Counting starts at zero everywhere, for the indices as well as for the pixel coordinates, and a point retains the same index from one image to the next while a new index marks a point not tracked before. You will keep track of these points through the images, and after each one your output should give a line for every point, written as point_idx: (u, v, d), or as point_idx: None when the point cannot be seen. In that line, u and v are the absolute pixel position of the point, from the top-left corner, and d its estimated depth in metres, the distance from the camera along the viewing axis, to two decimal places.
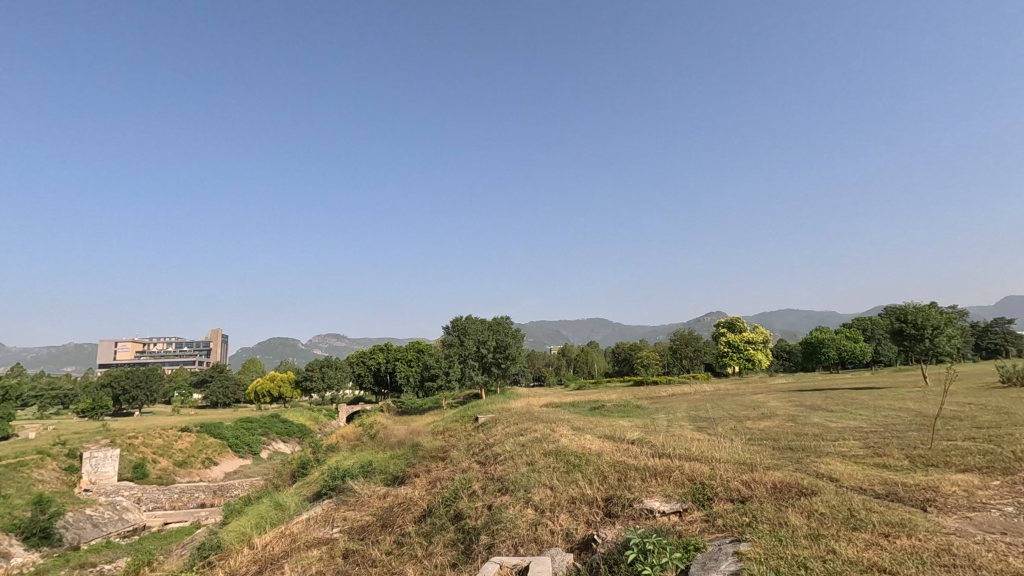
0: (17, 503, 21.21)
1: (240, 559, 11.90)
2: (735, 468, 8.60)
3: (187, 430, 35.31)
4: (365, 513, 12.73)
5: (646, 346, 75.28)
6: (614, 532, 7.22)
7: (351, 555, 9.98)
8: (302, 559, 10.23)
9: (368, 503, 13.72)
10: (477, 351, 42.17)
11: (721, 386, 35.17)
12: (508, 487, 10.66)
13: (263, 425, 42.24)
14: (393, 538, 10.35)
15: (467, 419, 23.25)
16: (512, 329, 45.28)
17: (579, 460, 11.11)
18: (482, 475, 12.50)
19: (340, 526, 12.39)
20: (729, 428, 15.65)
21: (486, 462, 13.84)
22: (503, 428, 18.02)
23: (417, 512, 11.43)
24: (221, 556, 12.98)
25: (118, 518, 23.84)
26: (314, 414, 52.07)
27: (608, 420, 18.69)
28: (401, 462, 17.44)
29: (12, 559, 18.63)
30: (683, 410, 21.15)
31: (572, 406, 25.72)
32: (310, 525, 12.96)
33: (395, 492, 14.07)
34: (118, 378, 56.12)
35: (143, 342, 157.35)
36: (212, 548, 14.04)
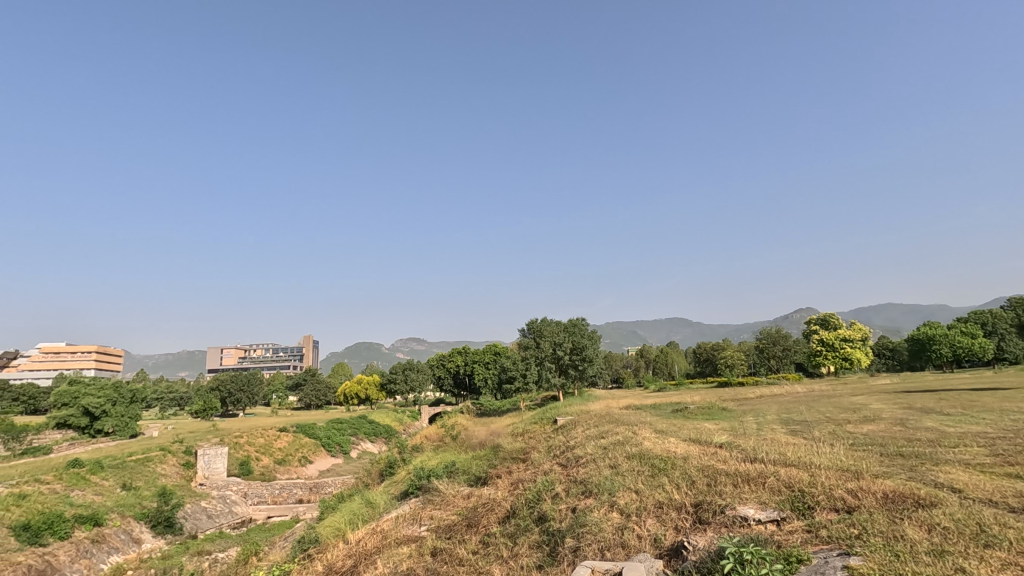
0: (145, 494, 23.66)
1: (336, 553, 12.58)
2: (838, 476, 8.05)
3: (285, 430, 37.86)
4: (451, 513, 13.09)
5: (730, 345, 72.11)
6: (706, 539, 6.97)
7: (439, 553, 10.27)
8: (393, 555, 10.68)
9: (453, 502, 14.07)
10: (553, 353, 42.07)
11: (816, 388, 32.81)
12: (591, 490, 10.60)
13: (352, 426, 44.57)
14: (479, 538, 10.57)
15: (546, 421, 23.33)
16: (588, 330, 44.84)
17: (665, 464, 10.80)
18: (564, 477, 12.50)
19: (428, 524, 12.83)
20: (827, 431, 14.62)
21: (569, 464, 13.82)
22: (583, 430, 17.87)
23: (501, 512, 11.61)
24: (320, 549, 13.81)
25: (228, 511, 26.02)
26: (398, 416, 54.22)
27: (693, 422, 18.05)
28: (483, 463, 17.76)
29: (143, 545, 20.82)
30: (773, 412, 20.05)
31: (653, 407, 25.14)
32: (399, 523, 13.47)
33: (478, 492, 14.39)
34: (224, 382, 60.99)
35: (245, 349, 170.55)
36: (311, 542, 14.94)
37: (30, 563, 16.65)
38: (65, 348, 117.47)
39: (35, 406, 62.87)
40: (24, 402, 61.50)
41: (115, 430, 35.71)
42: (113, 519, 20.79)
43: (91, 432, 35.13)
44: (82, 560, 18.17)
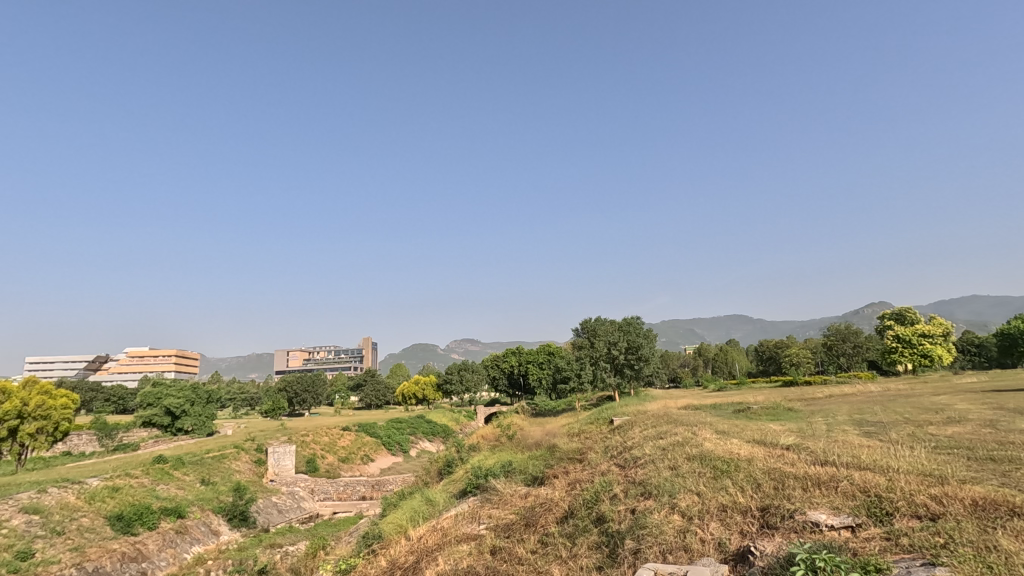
0: (222, 489, 25.16)
1: (398, 549, 12.94)
2: (919, 480, 7.54)
3: (347, 429, 39.26)
4: (509, 512, 13.19)
5: (795, 343, 68.97)
6: (775, 545, 6.71)
7: (498, 552, 10.36)
8: (454, 552, 10.88)
9: (510, 502, 14.15)
10: (608, 352, 41.56)
11: (892, 387, 30.77)
12: (651, 491, 10.42)
13: (411, 425, 45.70)
14: (537, 537, 10.60)
15: (603, 421, 23.10)
16: (643, 329, 44.03)
17: (728, 466, 10.46)
18: (622, 478, 12.32)
19: (487, 522, 12.99)
20: (905, 433, 13.73)
21: (627, 464, 13.61)
22: (640, 430, 17.56)
23: (559, 512, 11.60)
24: (383, 545, 14.22)
25: (297, 506, 27.28)
26: (455, 416, 55.11)
27: (756, 423, 17.38)
28: (540, 463, 17.75)
29: (221, 537, 22.15)
30: (845, 412, 19.00)
31: (714, 407, 24.39)
32: (459, 521, 13.72)
33: (536, 492, 14.42)
34: (290, 383, 63.86)
35: (309, 350, 178.56)
36: (375, 537, 15.41)
37: (123, 550, 18.06)
38: (149, 352, 126.44)
39: (123, 406, 67.96)
40: (114, 402, 66.69)
41: (194, 428, 38.13)
42: (194, 512, 22.24)
43: (173, 430, 37.67)
44: (168, 549, 19.52)
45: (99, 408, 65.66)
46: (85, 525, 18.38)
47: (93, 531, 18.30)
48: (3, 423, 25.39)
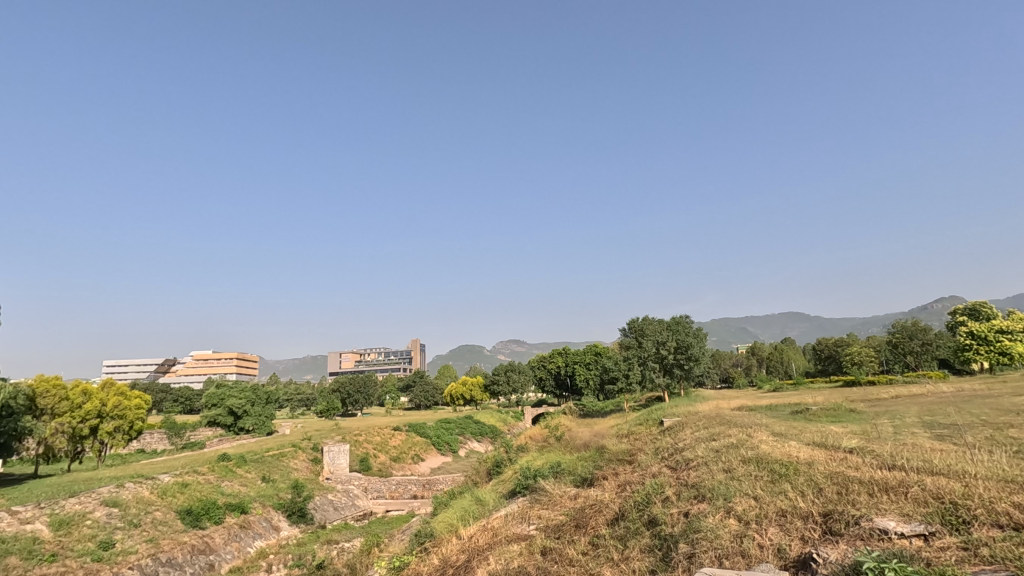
0: (282, 486, 26.22)
1: (450, 548, 13.13)
2: (999, 487, 7.05)
3: (398, 429, 40.16)
4: (559, 513, 13.16)
5: (856, 341, 65.72)
6: (839, 552, 6.42)
7: (549, 552, 10.36)
8: (505, 552, 10.95)
9: (560, 503, 14.10)
10: (657, 352, 40.77)
11: (966, 386, 28.90)
12: (705, 494, 10.17)
13: (459, 426, 46.30)
14: (588, 539, 10.53)
15: (652, 422, 22.69)
16: (693, 328, 42.99)
17: (787, 470, 10.07)
18: (674, 481, 12.05)
19: (537, 523, 13.00)
20: (982, 436, 12.84)
21: (678, 467, 13.32)
22: (692, 432, 17.13)
23: (610, 514, 11.48)
24: (435, 543, 14.47)
25: (351, 504, 28.13)
26: (502, 416, 55.38)
27: (815, 425, 16.67)
28: (588, 465, 17.60)
29: (281, 532, 23.09)
30: (914, 414, 17.90)
31: (770, 409, 23.52)
32: (509, 521, 13.79)
33: (585, 493, 14.32)
34: (343, 384, 65.79)
35: (360, 352, 183.62)
36: (427, 536, 15.67)
37: (192, 543, 19.11)
38: (212, 355, 132.97)
39: (190, 406, 71.77)
40: (182, 402, 70.56)
41: (255, 428, 39.84)
42: (256, 508, 23.31)
43: (235, 429, 39.50)
44: (233, 543, 20.51)
45: (168, 407, 69.74)
46: (158, 518, 19.54)
47: (166, 524, 19.45)
48: (84, 422, 27.28)
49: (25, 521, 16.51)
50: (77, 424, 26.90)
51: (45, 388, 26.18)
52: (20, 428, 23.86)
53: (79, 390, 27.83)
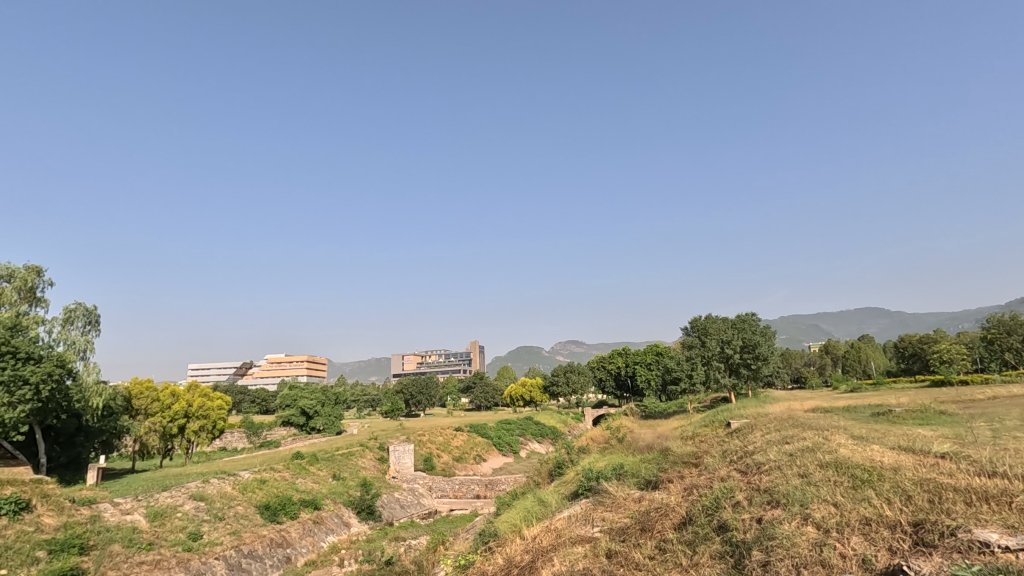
0: (352, 484, 27.26)
1: (514, 548, 13.21)
2: None
3: (460, 430, 40.89)
4: (623, 515, 12.95)
5: (945, 338, 60.96)
6: (933, 565, 5.97)
7: (615, 556, 10.23)
8: (570, 554, 10.89)
9: (624, 505, 13.88)
10: (721, 351, 39.38)
11: None
12: (780, 500, 9.72)
13: (520, 427, 46.57)
14: (655, 543, 10.33)
15: (719, 423, 21.95)
16: (760, 326, 41.25)
17: (870, 475, 9.46)
18: (745, 485, 11.58)
19: (601, 526, 12.84)
20: None
21: (749, 471, 12.77)
22: (762, 434, 16.39)
23: (676, 519, 11.19)
24: (499, 543, 14.58)
25: (417, 502, 28.91)
26: (563, 418, 55.16)
27: (900, 428, 15.58)
28: (652, 467, 17.20)
29: (351, 528, 24.00)
30: (1014, 416, 16.33)
31: (848, 409, 22.20)
32: (572, 522, 13.73)
33: (650, 496, 14.02)
34: (406, 385, 67.67)
35: (422, 355, 188.49)
36: (491, 535, 15.86)
37: (271, 536, 20.20)
38: (284, 358, 139.92)
39: (266, 407, 76.08)
40: (259, 403, 74.91)
41: (325, 428, 41.29)
42: (328, 505, 24.35)
43: (307, 428, 41.33)
44: (308, 538, 21.52)
45: (247, 407, 74.16)
46: (240, 513, 20.78)
47: (247, 517, 20.66)
48: (174, 421, 29.34)
49: (125, 512, 17.99)
50: (166, 423, 28.98)
51: (139, 390, 28.45)
52: (118, 426, 26.54)
53: (168, 391, 29.86)
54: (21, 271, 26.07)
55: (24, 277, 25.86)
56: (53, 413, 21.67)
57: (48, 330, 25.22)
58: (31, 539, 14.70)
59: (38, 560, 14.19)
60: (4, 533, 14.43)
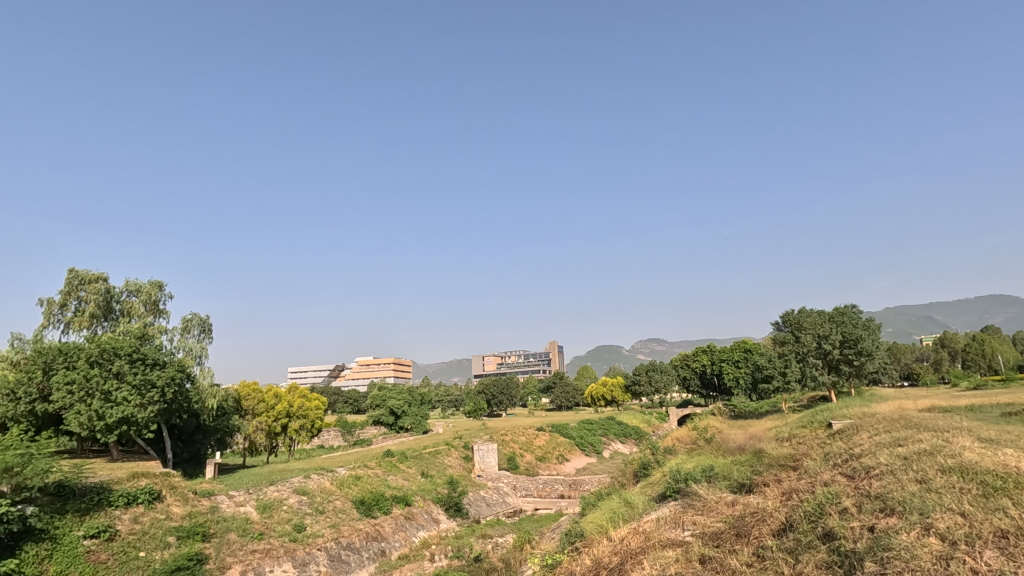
0: (439, 481, 28.12)
1: (601, 549, 13.06)
2: None
3: (542, 430, 41.08)
4: (716, 520, 12.43)
5: None
6: None
7: (709, 561, 9.85)
8: (660, 557, 10.61)
9: (716, 509, 13.32)
10: (818, 347, 36.99)
11: None
12: (895, 507, 8.92)
13: (602, 427, 45.98)
14: (753, 549, 9.82)
15: (818, 423, 20.53)
16: (862, 319, 38.28)
17: (1003, 483, 8.47)
18: (853, 490, 10.73)
19: (692, 529, 12.39)
20: None
21: (856, 475, 11.82)
22: (869, 436, 15.13)
23: (776, 525, 10.58)
24: (586, 544, 14.50)
25: (502, 500, 29.34)
26: (646, 417, 53.88)
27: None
28: (745, 469, 16.36)
29: (440, 524, 24.76)
30: None
31: (973, 409, 20.00)
32: (661, 526, 13.35)
33: (744, 500, 13.36)
34: (488, 386, 68.98)
35: (502, 356, 191.47)
36: (577, 536, 15.79)
37: (367, 530, 21.29)
38: (372, 360, 146.78)
39: (358, 406, 80.35)
40: (352, 403, 79.23)
41: (413, 426, 42.81)
42: (418, 501, 25.28)
43: (396, 427, 43.08)
44: (401, 532, 22.46)
45: (341, 407, 78.68)
46: (339, 506, 22.07)
47: (344, 511, 21.87)
48: (277, 420, 31.64)
49: (239, 504, 19.62)
50: (271, 422, 31.27)
51: (247, 392, 30.99)
52: (231, 425, 29.02)
53: (272, 392, 32.20)
54: (145, 286, 29.15)
55: (149, 291, 28.88)
56: (176, 413, 24.09)
57: (170, 338, 28.06)
58: (163, 525, 16.43)
59: (170, 544, 15.86)
60: (141, 520, 16.21)
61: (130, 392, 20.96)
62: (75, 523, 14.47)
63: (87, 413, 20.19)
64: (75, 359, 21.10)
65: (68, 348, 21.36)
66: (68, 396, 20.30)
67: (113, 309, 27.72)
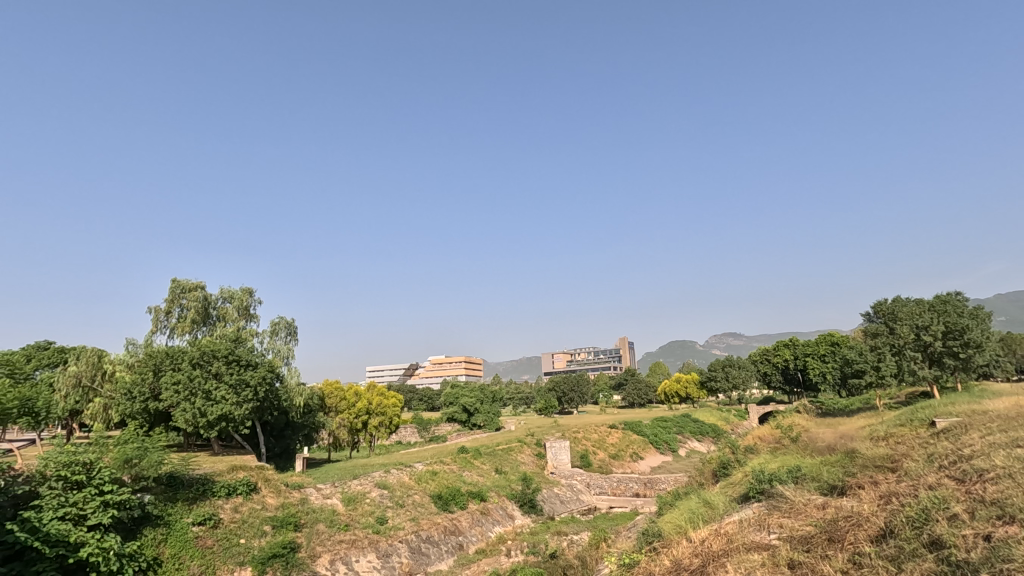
0: (513, 478, 28.44)
1: (682, 550, 12.73)
2: None
3: (614, 428, 40.57)
4: (805, 523, 11.76)
5: None
6: None
7: (799, 566, 9.36)
8: (745, 561, 10.19)
9: (805, 512, 12.60)
10: (917, 339, 34.24)
11: None
12: (1015, 515, 8.07)
13: (677, 424, 44.69)
14: (848, 555, 9.22)
15: (919, 422, 18.95)
16: (968, 308, 34.99)
17: None
18: (964, 495, 9.82)
19: (779, 533, 11.80)
20: None
21: (967, 479, 10.79)
22: (981, 436, 13.77)
23: (873, 530, 9.89)
24: (665, 544, 14.18)
25: (576, 498, 29.21)
26: (724, 415, 51.83)
27: None
28: (836, 470, 15.38)
29: (515, 520, 25.03)
30: None
31: None
32: (745, 528, 12.81)
33: (836, 503, 12.55)
34: (559, 383, 68.95)
35: (572, 354, 190.58)
36: (655, 535, 15.46)
37: (445, 524, 21.89)
38: (445, 359, 150.57)
39: (433, 404, 82.66)
40: (427, 401, 81.57)
41: (485, 423, 43.52)
42: (493, 497, 25.69)
43: (470, 425, 43.97)
44: (477, 527, 22.93)
45: (416, 406, 81.22)
46: (418, 500, 22.84)
47: (423, 505, 22.61)
48: (358, 417, 33.20)
49: (326, 496, 20.76)
50: (352, 419, 32.86)
51: (330, 390, 32.73)
52: (316, 421, 30.74)
53: (352, 390, 33.80)
54: (238, 293, 31.39)
55: (241, 297, 31.09)
56: (268, 410, 25.81)
57: (260, 341, 30.09)
58: (259, 514, 17.67)
59: (266, 533, 17.03)
60: (240, 509, 17.51)
61: (228, 391, 22.68)
62: (185, 511, 15.85)
63: (192, 411, 22.04)
64: (180, 361, 23.08)
65: (174, 351, 23.41)
66: (175, 395, 22.23)
67: (211, 314, 30.08)
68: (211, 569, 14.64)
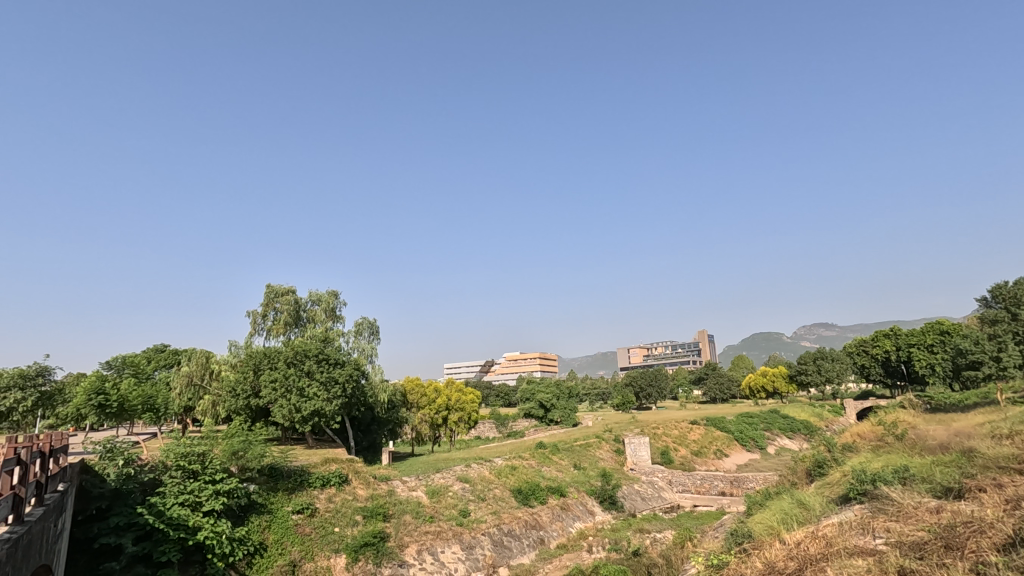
0: (592, 474, 28.24)
1: (775, 552, 12.09)
2: None
3: (696, 424, 39.28)
4: (916, 528, 10.82)
5: None
6: None
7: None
8: (848, 567, 9.55)
9: (916, 516, 11.56)
10: None
11: None
12: None
13: (765, 421, 42.55)
14: (971, 565, 8.37)
15: None
16: None
17: None
18: None
19: (885, 538, 10.94)
20: None
21: None
22: None
23: (1000, 538, 8.92)
24: (756, 545, 13.56)
25: (657, 495, 28.53)
26: (817, 410, 48.74)
27: None
28: (952, 471, 14.03)
29: (595, 516, 24.85)
30: None
31: None
32: (846, 531, 11.98)
33: (952, 507, 11.44)
34: (636, 378, 67.65)
35: (649, 348, 186.19)
36: (745, 536, 14.81)
37: (526, 518, 22.12)
38: (519, 355, 151.87)
39: (509, 400, 83.67)
40: (503, 396, 82.64)
41: (562, 419, 43.45)
42: (572, 492, 25.63)
43: (547, 420, 44.07)
44: (558, 522, 22.97)
45: (493, 401, 82.52)
46: (498, 495, 23.20)
47: (503, 499, 22.94)
48: (438, 413, 34.24)
49: (412, 489, 21.58)
50: (433, 415, 33.98)
51: (411, 386, 33.98)
52: (399, 417, 32.02)
53: (432, 387, 34.86)
54: (325, 296, 33.22)
55: (327, 300, 32.88)
56: (356, 406, 27.14)
57: (346, 341, 31.74)
58: (351, 505, 18.63)
59: (358, 522, 17.92)
60: (334, 499, 18.53)
61: (319, 388, 24.10)
62: (285, 500, 17.01)
63: (288, 407, 23.62)
64: (276, 361, 24.80)
65: (271, 351, 25.18)
66: (274, 392, 23.92)
67: (301, 317, 32.06)
68: (310, 555, 15.63)
